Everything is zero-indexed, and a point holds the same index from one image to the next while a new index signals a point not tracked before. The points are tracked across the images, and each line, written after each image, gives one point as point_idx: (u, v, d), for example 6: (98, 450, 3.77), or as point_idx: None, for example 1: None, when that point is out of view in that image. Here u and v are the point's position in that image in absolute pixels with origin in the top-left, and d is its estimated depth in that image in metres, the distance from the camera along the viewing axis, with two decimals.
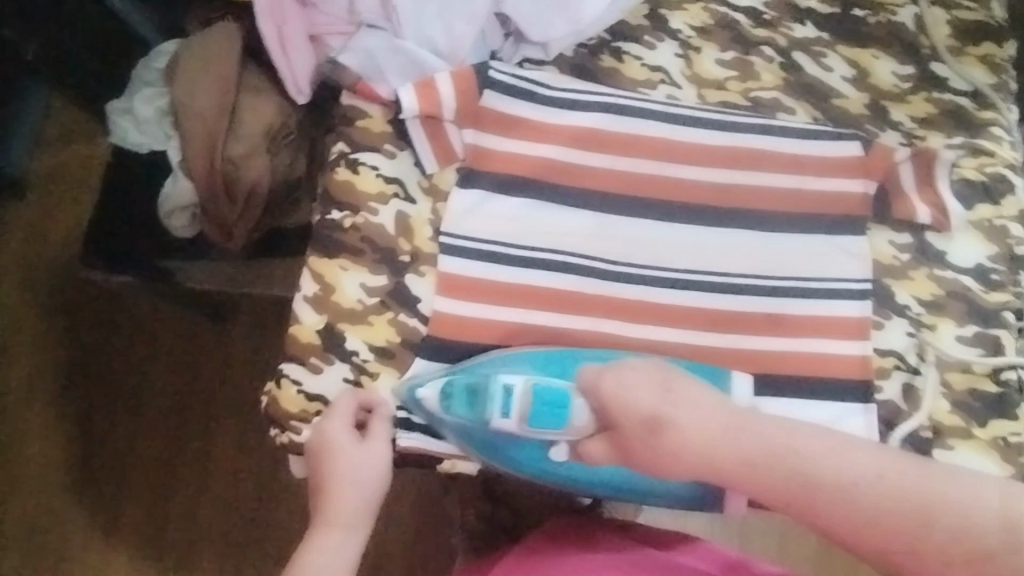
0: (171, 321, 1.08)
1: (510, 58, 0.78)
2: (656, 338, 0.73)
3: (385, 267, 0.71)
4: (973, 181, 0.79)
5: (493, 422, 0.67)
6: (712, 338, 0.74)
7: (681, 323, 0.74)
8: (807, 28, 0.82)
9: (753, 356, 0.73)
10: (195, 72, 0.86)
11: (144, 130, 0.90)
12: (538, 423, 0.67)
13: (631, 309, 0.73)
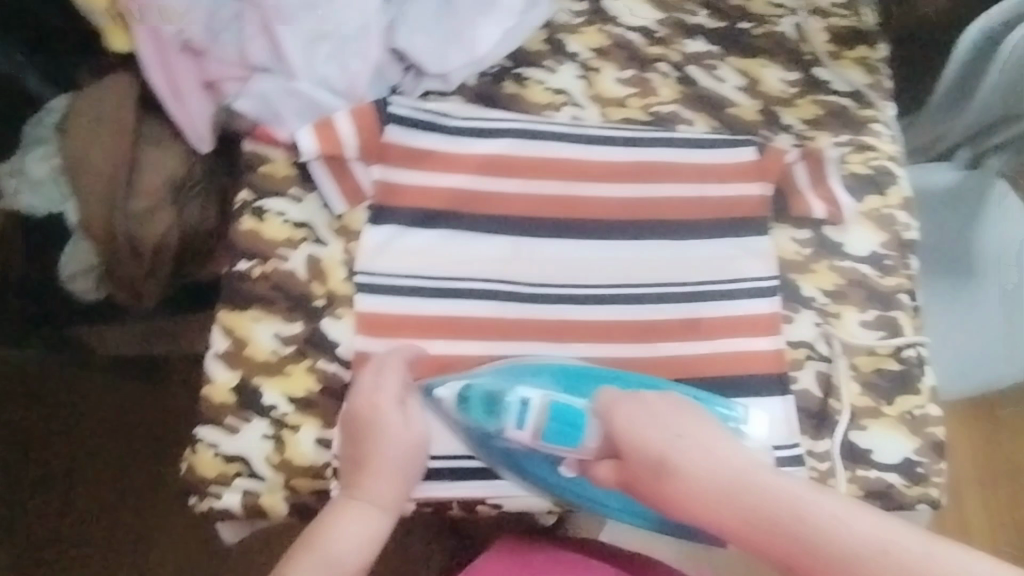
0: (99, 388, 1.05)
1: (411, 92, 0.77)
2: (581, 354, 0.75)
3: (299, 312, 0.72)
4: (862, 175, 0.83)
5: (506, 432, 0.69)
6: (638, 348, 0.76)
7: (603, 338, 0.75)
8: (697, 43, 0.86)
9: (674, 363, 0.75)
10: (86, 127, 0.82)
11: (37, 190, 0.87)
12: (552, 436, 0.69)
13: (553, 329, 0.75)
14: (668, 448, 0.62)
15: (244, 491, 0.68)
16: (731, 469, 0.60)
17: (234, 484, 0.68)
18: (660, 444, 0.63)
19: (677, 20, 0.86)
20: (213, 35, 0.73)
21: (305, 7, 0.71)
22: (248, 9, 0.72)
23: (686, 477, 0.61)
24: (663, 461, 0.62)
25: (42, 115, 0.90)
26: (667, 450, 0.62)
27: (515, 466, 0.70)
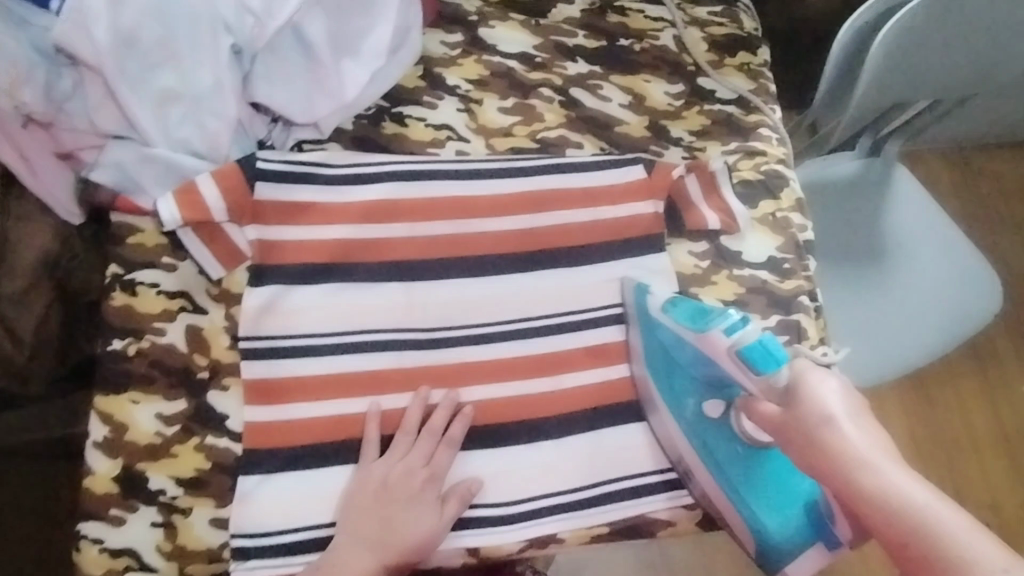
0: (17, 468, 1.00)
1: (282, 143, 0.76)
2: (486, 398, 0.72)
3: (183, 389, 0.68)
4: (753, 181, 0.84)
5: (698, 339, 0.67)
6: (544, 383, 0.73)
7: (504, 378, 0.73)
8: (579, 64, 0.84)
9: (577, 396, 0.73)
10: None
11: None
12: (741, 356, 0.63)
13: (452, 374, 0.72)
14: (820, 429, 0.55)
15: None
16: (852, 454, 0.53)
17: None
18: (835, 427, 0.55)
19: (556, 43, 0.84)
20: (59, 106, 0.70)
21: (150, 69, 0.67)
22: (90, 77, 0.68)
23: (834, 462, 0.54)
24: (805, 433, 0.56)
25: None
26: (781, 425, 0.60)
27: (665, 371, 0.71)
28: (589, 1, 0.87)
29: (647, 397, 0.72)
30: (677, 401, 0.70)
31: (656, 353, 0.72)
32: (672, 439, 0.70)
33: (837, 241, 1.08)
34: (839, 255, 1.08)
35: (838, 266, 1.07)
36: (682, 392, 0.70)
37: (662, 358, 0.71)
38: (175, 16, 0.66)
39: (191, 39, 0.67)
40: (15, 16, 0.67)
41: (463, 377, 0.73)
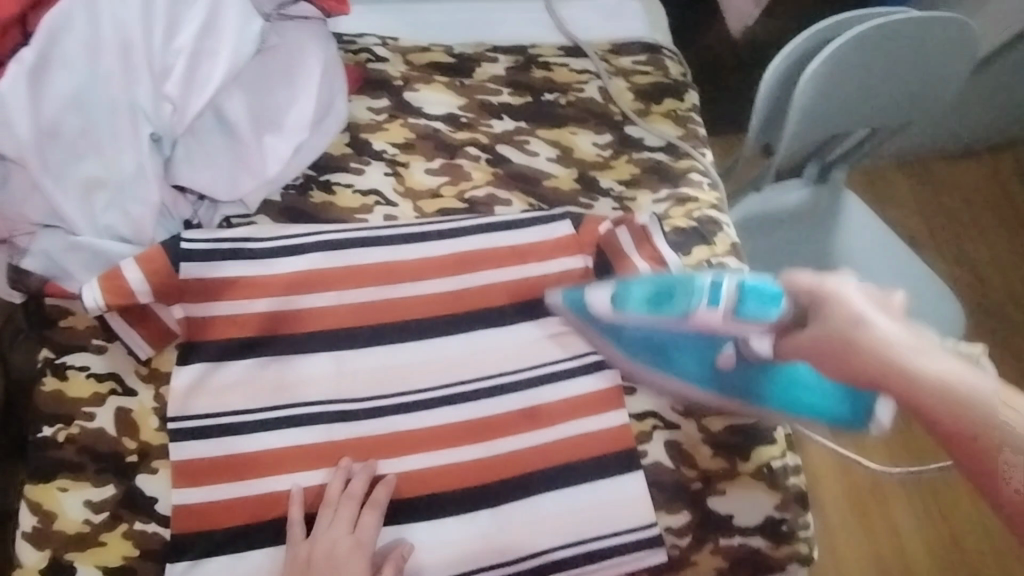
0: None
1: (209, 220, 0.76)
2: (421, 467, 0.72)
3: (111, 473, 0.68)
4: (685, 228, 0.83)
5: (671, 322, 0.65)
6: (478, 448, 0.73)
7: (434, 446, 0.73)
8: (505, 121, 0.85)
9: (510, 460, 0.73)
10: None
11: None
12: (740, 313, 0.62)
13: (383, 444, 0.72)
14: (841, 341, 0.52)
15: None
16: (865, 327, 0.52)
17: None
18: (859, 330, 0.52)
19: (480, 102, 0.85)
20: None
21: (73, 159, 0.68)
22: (17, 169, 0.69)
23: (852, 340, 0.52)
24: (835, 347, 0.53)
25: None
26: (799, 345, 0.57)
27: (656, 355, 0.71)
28: (513, 58, 0.88)
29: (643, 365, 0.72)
30: (679, 365, 0.70)
31: (637, 339, 0.70)
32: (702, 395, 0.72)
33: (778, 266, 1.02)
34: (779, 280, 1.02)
35: None
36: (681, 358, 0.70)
37: (644, 343, 0.70)
38: (95, 107, 0.67)
39: (111, 126, 0.68)
40: None
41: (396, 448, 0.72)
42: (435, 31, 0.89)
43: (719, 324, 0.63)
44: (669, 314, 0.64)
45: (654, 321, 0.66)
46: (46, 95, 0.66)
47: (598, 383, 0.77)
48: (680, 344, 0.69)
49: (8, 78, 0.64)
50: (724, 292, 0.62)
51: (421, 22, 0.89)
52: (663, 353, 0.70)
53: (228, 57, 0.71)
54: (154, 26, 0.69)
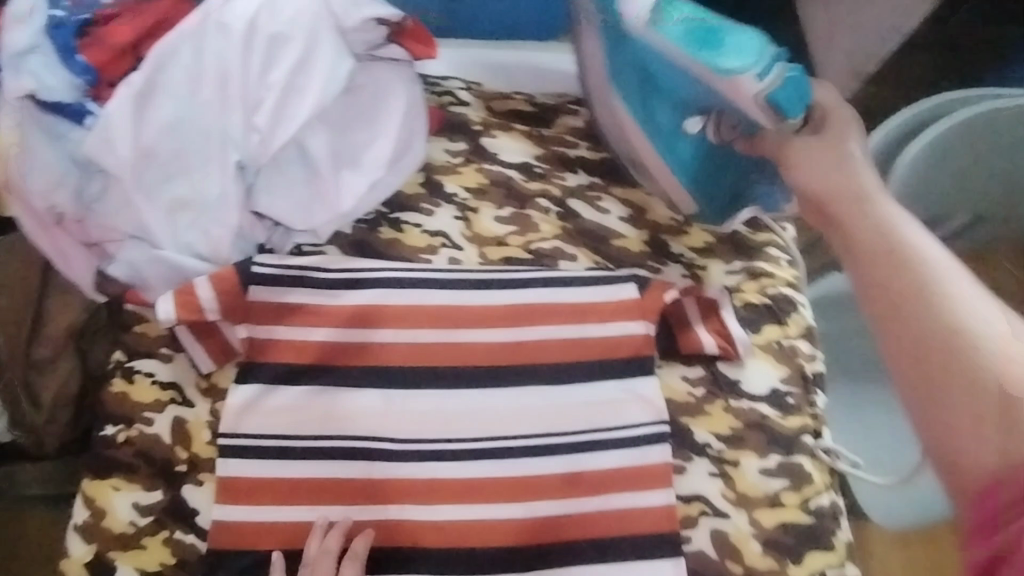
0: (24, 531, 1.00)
1: (281, 246, 0.79)
2: (454, 518, 0.72)
3: (160, 479, 0.71)
4: (757, 305, 0.81)
5: (688, 60, 0.63)
6: (512, 507, 0.72)
7: (468, 499, 0.72)
8: (579, 176, 0.85)
9: (541, 522, 0.72)
10: None
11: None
12: (780, 99, 0.60)
13: (419, 489, 0.72)
14: (828, 186, 0.60)
15: None
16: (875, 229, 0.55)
17: None
18: (856, 185, 0.59)
19: (557, 153, 0.85)
20: (88, 207, 0.75)
21: (164, 179, 0.72)
22: (114, 184, 0.73)
23: (860, 251, 0.55)
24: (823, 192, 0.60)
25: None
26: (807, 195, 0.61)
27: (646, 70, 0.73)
28: None
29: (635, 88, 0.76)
30: (656, 78, 0.73)
31: (630, 35, 0.68)
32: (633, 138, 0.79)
33: (862, 357, 0.92)
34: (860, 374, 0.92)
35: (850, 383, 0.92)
36: (658, 66, 0.70)
37: (637, 40, 0.68)
38: (188, 132, 0.71)
39: (201, 151, 0.72)
40: (53, 131, 0.72)
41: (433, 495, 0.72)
42: (521, 78, 0.89)
43: (749, 98, 0.61)
44: (711, 65, 0.62)
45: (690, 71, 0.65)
46: (148, 119, 0.71)
47: (644, 456, 0.74)
48: (671, 72, 0.68)
49: (116, 100, 0.69)
50: (774, 74, 0.60)
51: (509, 65, 0.89)
52: (662, 67, 0.69)
53: (315, 94, 0.74)
54: (250, 60, 0.72)
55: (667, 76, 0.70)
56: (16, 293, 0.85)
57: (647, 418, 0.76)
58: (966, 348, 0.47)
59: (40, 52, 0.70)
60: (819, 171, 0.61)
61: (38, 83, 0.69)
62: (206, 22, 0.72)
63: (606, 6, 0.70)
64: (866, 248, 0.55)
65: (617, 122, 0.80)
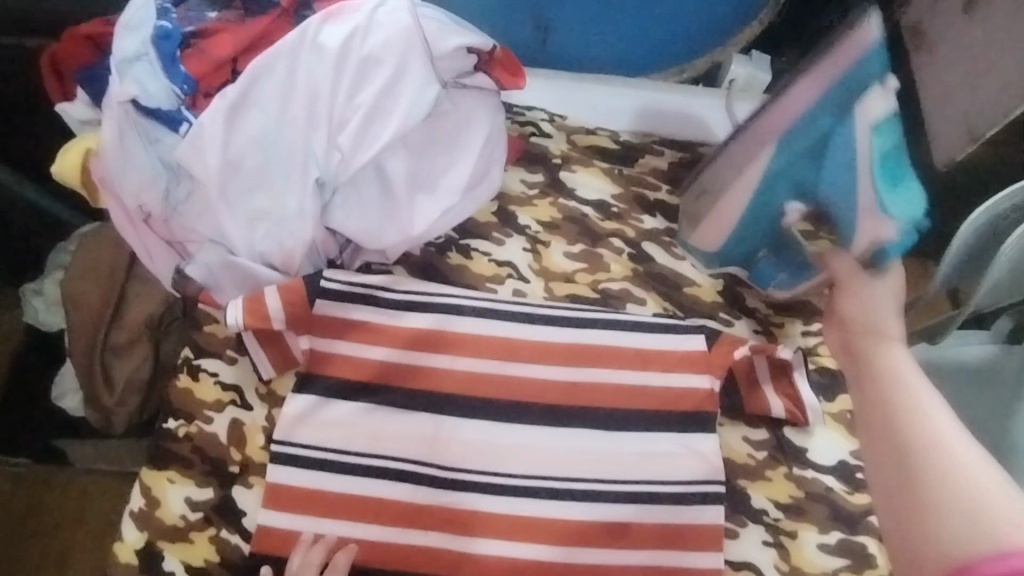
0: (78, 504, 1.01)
1: (351, 262, 0.81)
2: (491, 554, 0.72)
3: (214, 478, 0.74)
4: (830, 369, 0.79)
5: (857, 184, 0.69)
6: (550, 550, 0.72)
7: (506, 537, 0.72)
8: (655, 220, 0.84)
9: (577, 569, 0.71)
10: (86, 264, 0.89)
11: (52, 310, 0.99)
12: (896, 250, 0.70)
13: (459, 519, 0.73)
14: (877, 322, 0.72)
15: None
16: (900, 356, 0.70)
17: None
18: (876, 323, 0.73)
19: (635, 194, 0.84)
20: (173, 209, 0.78)
21: (246, 190, 0.74)
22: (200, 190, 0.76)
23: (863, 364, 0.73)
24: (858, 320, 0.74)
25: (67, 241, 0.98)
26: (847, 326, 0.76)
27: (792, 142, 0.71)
28: (678, 155, 0.87)
29: (749, 178, 0.76)
30: (796, 156, 0.71)
31: (813, 133, 0.69)
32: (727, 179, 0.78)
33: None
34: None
35: None
36: (804, 166, 0.71)
37: (813, 138, 0.70)
38: (274, 147, 0.74)
39: (284, 166, 0.74)
40: (150, 136, 0.75)
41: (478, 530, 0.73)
42: (606, 113, 0.88)
43: (875, 237, 0.70)
44: (886, 200, 0.68)
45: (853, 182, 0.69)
46: (237, 131, 0.73)
47: (689, 515, 0.72)
48: (829, 168, 0.70)
49: (209, 112, 0.72)
50: (909, 237, 0.69)
51: (595, 99, 0.88)
52: (810, 168, 0.71)
53: (398, 118, 0.75)
54: (340, 81, 0.74)
55: (797, 180, 0.73)
56: (98, 282, 0.89)
57: (698, 476, 0.74)
58: (966, 506, 0.57)
59: (146, 59, 0.74)
60: (865, 303, 0.73)
61: (140, 91, 0.72)
62: (300, 40, 0.73)
63: (789, 98, 0.70)
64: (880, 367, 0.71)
65: (707, 194, 0.80)
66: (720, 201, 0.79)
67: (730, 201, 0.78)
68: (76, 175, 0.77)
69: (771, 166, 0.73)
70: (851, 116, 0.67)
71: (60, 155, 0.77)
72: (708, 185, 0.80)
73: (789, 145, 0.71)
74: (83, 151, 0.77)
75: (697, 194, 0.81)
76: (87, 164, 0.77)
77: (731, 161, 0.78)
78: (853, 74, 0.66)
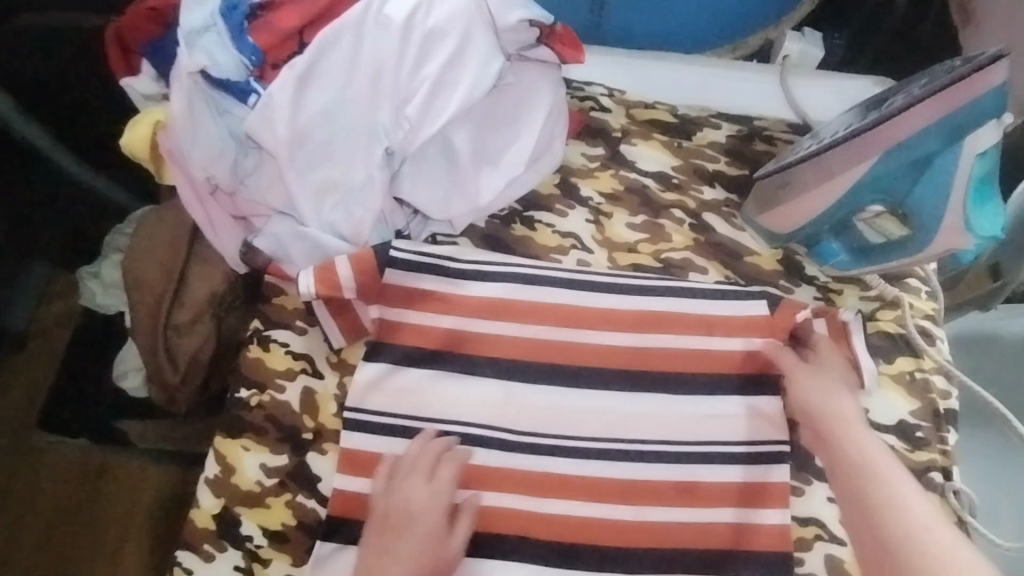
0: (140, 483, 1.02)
1: (418, 233, 0.82)
2: (563, 514, 0.73)
3: (287, 444, 0.74)
4: (892, 334, 0.78)
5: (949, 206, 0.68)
6: (622, 509, 0.73)
7: (580, 497, 0.73)
8: (716, 190, 0.84)
9: (650, 526, 0.73)
10: (147, 242, 0.90)
11: (110, 293, 0.99)
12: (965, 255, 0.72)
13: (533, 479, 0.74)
14: (818, 404, 0.72)
15: None
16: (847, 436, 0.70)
17: None
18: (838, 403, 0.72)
19: (695, 166, 0.85)
20: (241, 180, 0.78)
21: (315, 160, 0.75)
22: (269, 160, 0.77)
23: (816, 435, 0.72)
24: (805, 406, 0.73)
25: (123, 225, 1.00)
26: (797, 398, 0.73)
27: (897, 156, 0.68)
28: (737, 128, 0.87)
29: (839, 182, 0.72)
30: (898, 170, 0.69)
31: (921, 153, 0.67)
32: (813, 176, 0.75)
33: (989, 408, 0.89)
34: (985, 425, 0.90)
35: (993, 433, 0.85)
36: (900, 178, 0.70)
37: (917, 156, 0.68)
38: (340, 118, 0.74)
39: (353, 137, 0.74)
40: (219, 106, 0.76)
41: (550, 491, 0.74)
42: (664, 87, 0.90)
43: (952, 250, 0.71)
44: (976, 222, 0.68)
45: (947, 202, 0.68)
46: (307, 101, 0.74)
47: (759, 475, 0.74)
48: (924, 185, 0.69)
49: (279, 81, 0.73)
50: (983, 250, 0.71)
51: (653, 74, 0.90)
52: (906, 181, 0.70)
53: (465, 89, 0.75)
54: (408, 52, 0.75)
55: (887, 191, 0.71)
56: (159, 262, 0.89)
57: (768, 437, 0.75)
58: None
59: (214, 31, 0.75)
60: (815, 391, 0.73)
61: (210, 60, 0.73)
62: (369, 12, 0.75)
63: (906, 116, 0.66)
64: (847, 465, 0.69)
65: (790, 186, 0.77)
66: (802, 196, 0.76)
67: (810, 194, 0.75)
68: (144, 149, 0.78)
69: (867, 176, 0.70)
70: (961, 142, 0.66)
71: (130, 127, 0.78)
72: (792, 178, 0.77)
73: (890, 162, 0.68)
74: (151, 124, 0.77)
75: (778, 184, 0.78)
76: (157, 138, 0.77)
77: (818, 164, 0.74)
78: (974, 108, 0.64)
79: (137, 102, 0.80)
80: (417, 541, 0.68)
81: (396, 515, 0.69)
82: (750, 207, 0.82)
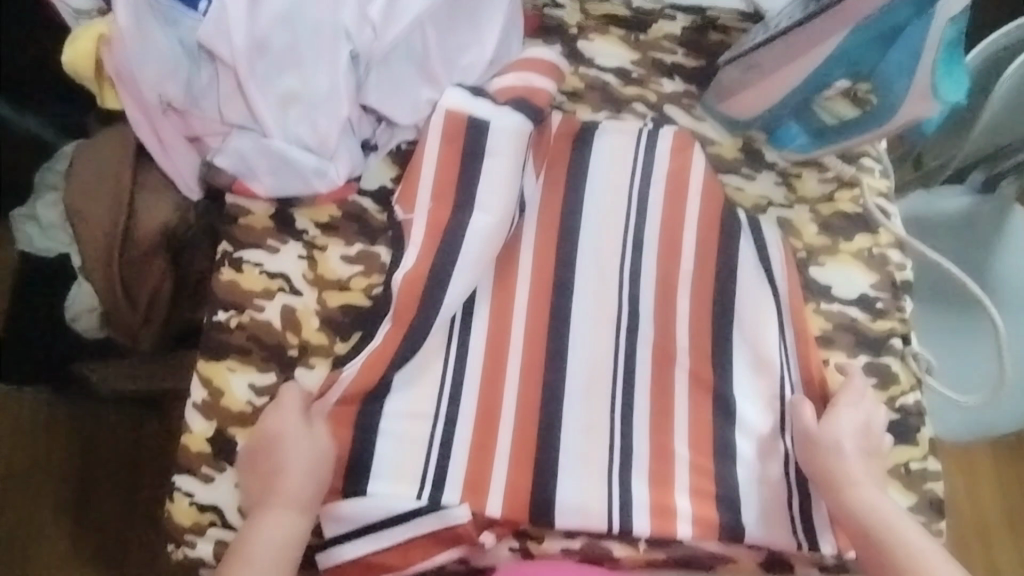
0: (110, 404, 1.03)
1: (384, 143, 0.82)
2: (571, 324, 0.77)
3: (274, 362, 0.74)
4: (850, 214, 0.82)
5: (919, 69, 0.72)
6: (570, 361, 0.76)
7: (656, 367, 0.76)
8: (675, 82, 0.86)
9: (716, 210, 0.80)
10: (87, 179, 0.80)
11: (47, 236, 0.90)
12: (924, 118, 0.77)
13: (580, 185, 0.81)
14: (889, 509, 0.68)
15: (217, 541, 0.71)
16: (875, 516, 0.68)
17: (208, 533, 0.71)
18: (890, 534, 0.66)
19: (653, 59, 0.86)
20: (193, 96, 0.77)
21: (274, 68, 0.75)
22: (225, 72, 0.76)
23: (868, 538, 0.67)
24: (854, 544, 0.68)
25: (54, 162, 0.92)
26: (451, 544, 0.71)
27: (864, 26, 0.71)
28: (691, 19, 0.88)
29: (805, 62, 0.77)
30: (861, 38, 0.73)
31: (890, 22, 0.71)
32: (776, 55, 0.78)
33: (949, 285, 0.94)
34: (948, 304, 0.93)
35: (945, 310, 0.93)
36: (865, 50, 0.74)
37: (887, 24, 0.71)
38: (300, 19, 0.74)
39: (314, 41, 0.75)
40: (167, 16, 0.75)
41: (524, 398, 0.75)
42: None
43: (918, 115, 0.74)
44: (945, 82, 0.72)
45: (914, 70, 0.72)
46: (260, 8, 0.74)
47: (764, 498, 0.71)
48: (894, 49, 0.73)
49: None
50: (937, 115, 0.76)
51: None
52: (872, 51, 0.74)
53: None
54: None
55: (857, 63, 0.75)
56: (102, 199, 0.80)
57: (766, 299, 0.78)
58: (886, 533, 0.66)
59: None
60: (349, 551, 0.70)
61: None
62: None
63: None
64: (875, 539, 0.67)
65: (756, 70, 0.80)
66: (767, 77, 0.80)
67: (775, 73, 0.79)
68: (89, 64, 0.73)
69: (834, 50, 0.75)
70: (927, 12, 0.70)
71: (71, 43, 0.73)
72: (758, 60, 0.80)
73: (862, 33, 0.72)
74: (94, 38, 0.73)
75: (744, 68, 0.81)
76: (101, 54, 0.73)
77: (789, 42, 0.77)
78: None
79: (71, 18, 0.76)
80: (299, 447, 0.69)
81: (270, 476, 0.68)
82: (710, 95, 0.85)
